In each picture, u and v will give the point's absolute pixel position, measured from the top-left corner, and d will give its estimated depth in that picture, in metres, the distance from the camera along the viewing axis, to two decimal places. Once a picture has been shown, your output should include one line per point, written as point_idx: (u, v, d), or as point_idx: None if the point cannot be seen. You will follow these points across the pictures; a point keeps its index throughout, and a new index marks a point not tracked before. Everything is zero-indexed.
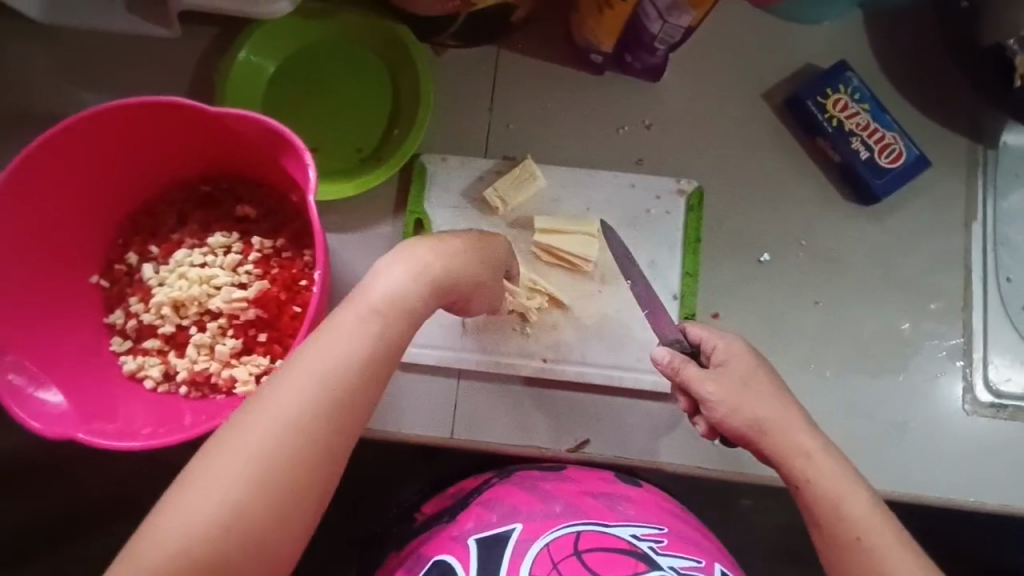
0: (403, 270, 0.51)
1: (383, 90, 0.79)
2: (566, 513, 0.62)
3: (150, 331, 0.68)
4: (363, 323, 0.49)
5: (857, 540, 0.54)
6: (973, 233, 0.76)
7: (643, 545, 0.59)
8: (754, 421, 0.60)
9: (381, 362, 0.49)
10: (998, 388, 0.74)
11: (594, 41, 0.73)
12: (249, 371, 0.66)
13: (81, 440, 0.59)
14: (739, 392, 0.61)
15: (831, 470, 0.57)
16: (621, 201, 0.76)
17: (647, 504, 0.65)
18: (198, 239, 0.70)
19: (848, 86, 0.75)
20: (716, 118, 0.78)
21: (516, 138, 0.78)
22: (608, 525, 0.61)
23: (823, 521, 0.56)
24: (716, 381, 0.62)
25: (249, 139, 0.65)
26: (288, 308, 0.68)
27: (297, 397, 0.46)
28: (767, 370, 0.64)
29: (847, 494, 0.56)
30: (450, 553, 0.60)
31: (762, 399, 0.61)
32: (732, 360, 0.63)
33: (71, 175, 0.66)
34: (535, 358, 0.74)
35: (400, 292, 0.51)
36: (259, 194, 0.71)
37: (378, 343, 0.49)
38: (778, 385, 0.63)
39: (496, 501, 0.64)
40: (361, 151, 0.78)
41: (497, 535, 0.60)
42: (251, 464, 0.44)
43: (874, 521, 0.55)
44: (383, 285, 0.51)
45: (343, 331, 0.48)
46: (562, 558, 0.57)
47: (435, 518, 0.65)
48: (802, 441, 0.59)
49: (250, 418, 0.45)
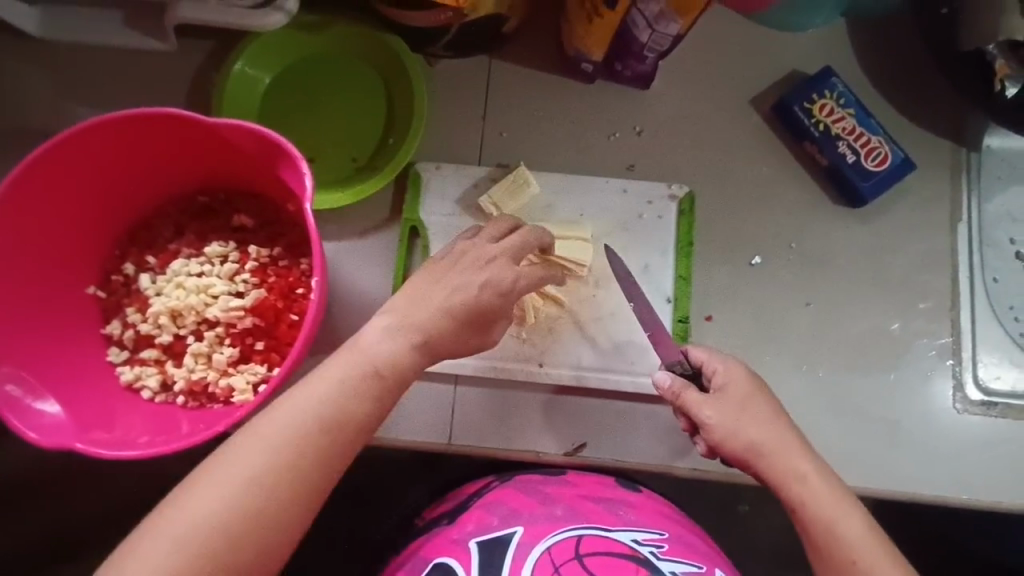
0: (394, 329, 0.57)
1: (378, 101, 0.80)
2: (566, 517, 0.62)
3: (147, 340, 0.69)
4: (356, 373, 0.55)
5: (852, 562, 0.56)
6: (959, 233, 0.77)
7: (644, 550, 0.60)
8: (753, 447, 0.61)
9: (364, 411, 0.54)
10: (988, 386, 0.75)
11: (584, 50, 0.74)
12: (247, 379, 0.67)
13: (80, 450, 0.59)
14: (738, 416, 0.62)
15: (826, 493, 0.58)
16: (613, 206, 0.77)
17: (647, 509, 0.65)
18: (196, 249, 0.71)
19: (834, 91, 0.76)
20: (706, 124, 0.79)
21: (510, 147, 0.79)
22: (609, 529, 0.62)
23: (817, 543, 0.57)
24: (718, 407, 0.62)
25: (245, 150, 0.66)
26: (285, 316, 0.68)
27: (287, 436, 0.51)
28: (767, 393, 0.64)
29: (842, 515, 0.57)
30: (450, 556, 0.61)
31: (764, 423, 0.62)
32: (732, 385, 0.64)
33: (70, 186, 0.66)
34: (530, 362, 0.75)
35: (388, 350, 0.56)
36: (256, 204, 0.72)
37: (362, 395, 0.54)
38: (775, 407, 0.63)
39: (496, 504, 0.64)
40: (356, 161, 0.79)
41: (497, 539, 0.61)
42: (233, 495, 0.49)
43: (868, 543, 0.56)
44: (374, 341, 0.56)
45: (330, 375, 0.54)
46: (563, 561, 0.58)
47: (434, 522, 0.66)
48: (798, 464, 0.60)
49: (243, 449, 0.51)
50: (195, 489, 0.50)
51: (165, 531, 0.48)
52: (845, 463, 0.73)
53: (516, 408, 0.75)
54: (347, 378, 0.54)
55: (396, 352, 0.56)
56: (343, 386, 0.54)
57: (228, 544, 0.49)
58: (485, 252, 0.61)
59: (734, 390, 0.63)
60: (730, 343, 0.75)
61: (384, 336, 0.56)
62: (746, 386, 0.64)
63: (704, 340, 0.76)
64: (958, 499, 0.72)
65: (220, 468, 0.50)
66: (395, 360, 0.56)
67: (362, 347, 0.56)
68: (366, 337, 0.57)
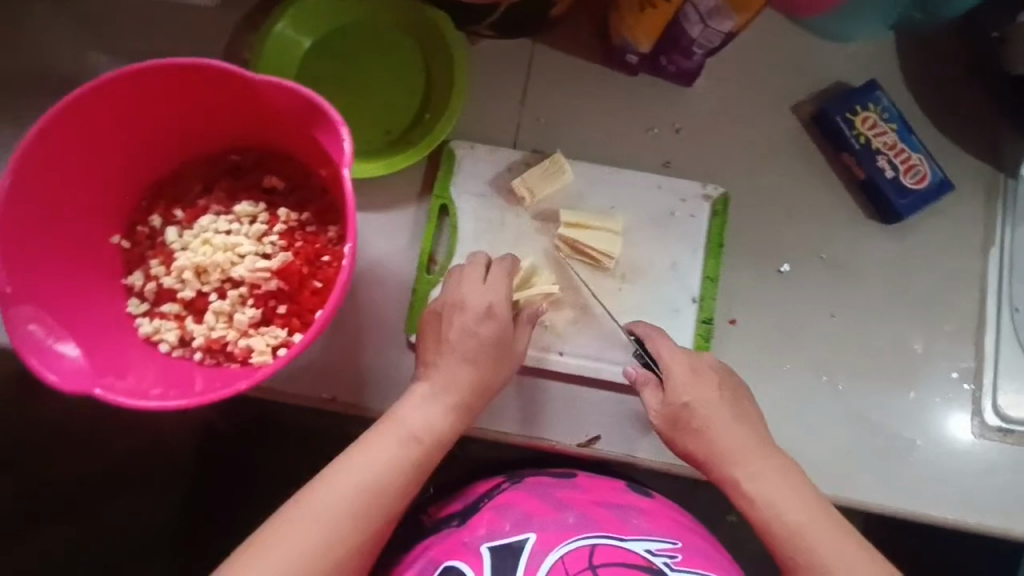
0: (432, 401, 0.63)
1: (417, 76, 0.79)
2: (579, 525, 0.62)
3: (169, 294, 0.68)
4: (400, 443, 0.60)
5: (792, 557, 0.58)
6: (990, 258, 0.77)
7: (657, 560, 0.60)
8: (705, 438, 0.63)
9: (413, 480, 0.60)
10: (1006, 413, 0.74)
11: (631, 40, 0.73)
12: (266, 342, 0.66)
13: (97, 396, 0.58)
14: (693, 410, 0.64)
15: (771, 490, 0.60)
16: (646, 201, 0.77)
17: (658, 515, 0.65)
18: (224, 206, 0.70)
19: (877, 105, 0.76)
20: (746, 127, 0.79)
21: (546, 133, 0.79)
22: (622, 539, 0.62)
23: (762, 532, 0.60)
24: (672, 400, 0.65)
25: (283, 111, 0.65)
26: (308, 283, 0.68)
27: (344, 503, 0.56)
28: (727, 387, 0.66)
29: (787, 511, 0.59)
30: (462, 560, 0.61)
31: (717, 412, 0.64)
32: (688, 374, 0.65)
33: (104, 132, 0.65)
34: (551, 350, 0.74)
35: (429, 421, 0.62)
36: (287, 167, 0.71)
37: (409, 462, 0.60)
38: (732, 397, 0.65)
39: (507, 507, 0.64)
40: (391, 133, 0.78)
41: (509, 546, 0.61)
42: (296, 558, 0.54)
43: (814, 540, 0.58)
44: (417, 414, 0.62)
45: (381, 447, 0.60)
46: (577, 571, 0.59)
47: (444, 522, 0.65)
48: (747, 460, 0.62)
49: (304, 513, 0.55)
50: (250, 560, 0.53)
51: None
52: (855, 478, 0.73)
53: (533, 394, 0.74)
54: (390, 450, 0.60)
55: (432, 419, 0.62)
56: (385, 457, 0.59)
57: None
58: (477, 298, 0.66)
59: (690, 380, 0.65)
60: (752, 349, 0.75)
61: (426, 408, 0.62)
62: (700, 373, 0.66)
63: (726, 342, 0.75)
64: (966, 524, 0.72)
65: (280, 534, 0.54)
66: (431, 427, 0.62)
67: (399, 417, 0.62)
68: (406, 409, 0.62)
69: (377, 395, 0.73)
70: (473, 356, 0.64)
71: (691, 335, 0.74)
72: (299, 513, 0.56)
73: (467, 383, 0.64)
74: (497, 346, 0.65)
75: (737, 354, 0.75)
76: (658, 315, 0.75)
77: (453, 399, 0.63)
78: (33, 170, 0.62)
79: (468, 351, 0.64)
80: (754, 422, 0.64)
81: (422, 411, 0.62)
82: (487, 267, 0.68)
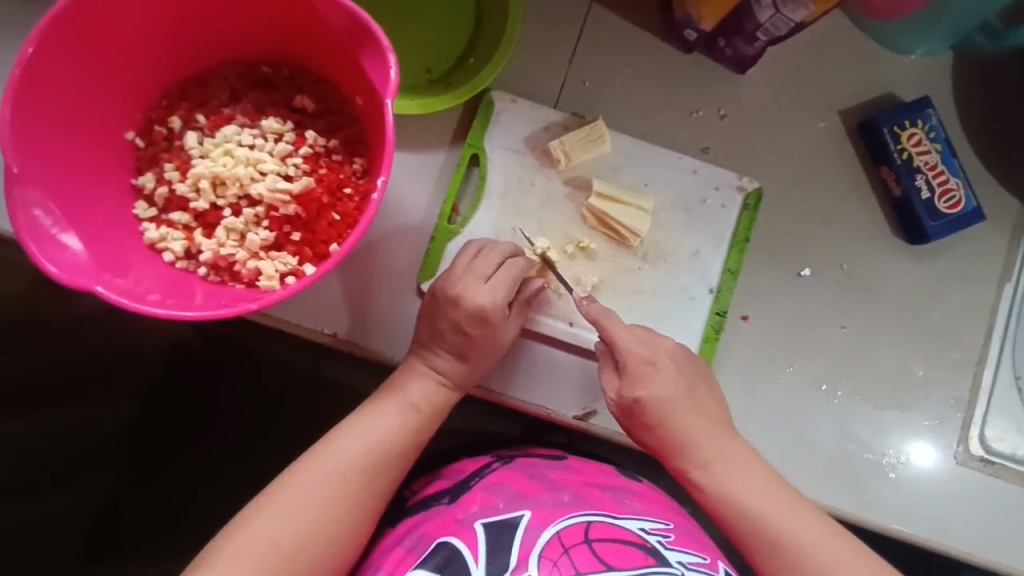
0: (424, 382, 0.65)
1: (466, 17, 0.76)
2: (574, 503, 0.63)
3: (179, 203, 0.65)
4: (399, 411, 0.64)
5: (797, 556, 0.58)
6: (1003, 294, 0.77)
7: (652, 539, 0.61)
8: (660, 432, 0.64)
9: (410, 445, 0.63)
10: (990, 445, 0.75)
11: (695, 16, 0.71)
12: (276, 268, 0.63)
13: (96, 293, 0.56)
14: (663, 399, 0.64)
15: (753, 484, 0.61)
16: (679, 185, 0.75)
17: (650, 499, 0.68)
18: (251, 119, 0.66)
19: (926, 122, 0.75)
20: (790, 125, 0.77)
21: (590, 98, 0.76)
22: (618, 517, 0.62)
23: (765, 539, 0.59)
24: (627, 394, 0.65)
25: (330, 28, 0.61)
26: (327, 213, 0.64)
27: (347, 462, 0.60)
28: (699, 375, 0.67)
29: (767, 504, 0.60)
30: (456, 536, 0.61)
31: (673, 403, 0.64)
32: (644, 368, 0.65)
33: (133, 18, 0.61)
34: (563, 320, 0.73)
35: (424, 399, 0.65)
36: (321, 89, 0.68)
37: (407, 432, 0.63)
38: (691, 382, 0.66)
39: (501, 486, 0.65)
40: (430, 73, 0.75)
41: (504, 521, 0.61)
42: (302, 513, 0.57)
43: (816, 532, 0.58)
44: (413, 391, 0.65)
45: (381, 414, 0.63)
46: (573, 545, 0.58)
47: (435, 497, 0.67)
48: (718, 448, 0.63)
49: (311, 470, 0.59)
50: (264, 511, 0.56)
51: (224, 556, 0.54)
52: (836, 486, 0.73)
53: (535, 360, 0.73)
54: (391, 416, 0.63)
55: (433, 390, 0.65)
56: (386, 425, 0.63)
57: (289, 554, 0.55)
58: (473, 297, 0.65)
59: (643, 373, 0.65)
60: (757, 347, 0.75)
61: (419, 388, 0.65)
62: (656, 364, 0.65)
63: (734, 338, 0.75)
64: (935, 544, 0.73)
65: (288, 492, 0.57)
66: (432, 397, 0.65)
67: (397, 387, 0.65)
68: (402, 385, 0.65)
69: (378, 338, 0.72)
70: (466, 348, 0.66)
71: (703, 326, 0.74)
72: (307, 470, 0.59)
73: (456, 370, 0.66)
74: (486, 340, 0.66)
75: (744, 350, 0.75)
76: (671, 301, 0.74)
77: (443, 382, 0.66)
78: (58, 46, 0.58)
79: (458, 342, 0.65)
80: (716, 411, 0.66)
81: (418, 386, 0.65)
82: (496, 263, 0.67)
